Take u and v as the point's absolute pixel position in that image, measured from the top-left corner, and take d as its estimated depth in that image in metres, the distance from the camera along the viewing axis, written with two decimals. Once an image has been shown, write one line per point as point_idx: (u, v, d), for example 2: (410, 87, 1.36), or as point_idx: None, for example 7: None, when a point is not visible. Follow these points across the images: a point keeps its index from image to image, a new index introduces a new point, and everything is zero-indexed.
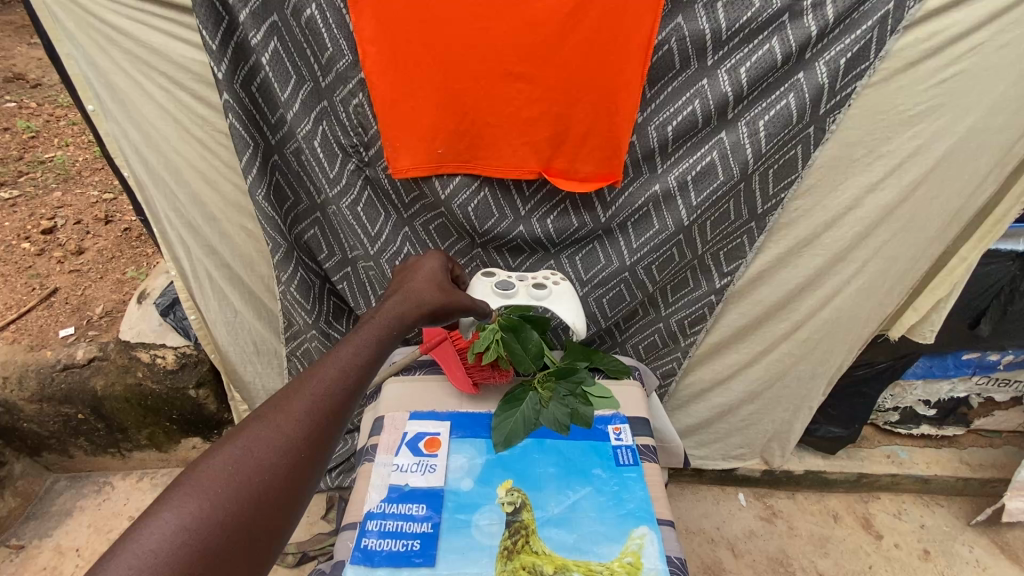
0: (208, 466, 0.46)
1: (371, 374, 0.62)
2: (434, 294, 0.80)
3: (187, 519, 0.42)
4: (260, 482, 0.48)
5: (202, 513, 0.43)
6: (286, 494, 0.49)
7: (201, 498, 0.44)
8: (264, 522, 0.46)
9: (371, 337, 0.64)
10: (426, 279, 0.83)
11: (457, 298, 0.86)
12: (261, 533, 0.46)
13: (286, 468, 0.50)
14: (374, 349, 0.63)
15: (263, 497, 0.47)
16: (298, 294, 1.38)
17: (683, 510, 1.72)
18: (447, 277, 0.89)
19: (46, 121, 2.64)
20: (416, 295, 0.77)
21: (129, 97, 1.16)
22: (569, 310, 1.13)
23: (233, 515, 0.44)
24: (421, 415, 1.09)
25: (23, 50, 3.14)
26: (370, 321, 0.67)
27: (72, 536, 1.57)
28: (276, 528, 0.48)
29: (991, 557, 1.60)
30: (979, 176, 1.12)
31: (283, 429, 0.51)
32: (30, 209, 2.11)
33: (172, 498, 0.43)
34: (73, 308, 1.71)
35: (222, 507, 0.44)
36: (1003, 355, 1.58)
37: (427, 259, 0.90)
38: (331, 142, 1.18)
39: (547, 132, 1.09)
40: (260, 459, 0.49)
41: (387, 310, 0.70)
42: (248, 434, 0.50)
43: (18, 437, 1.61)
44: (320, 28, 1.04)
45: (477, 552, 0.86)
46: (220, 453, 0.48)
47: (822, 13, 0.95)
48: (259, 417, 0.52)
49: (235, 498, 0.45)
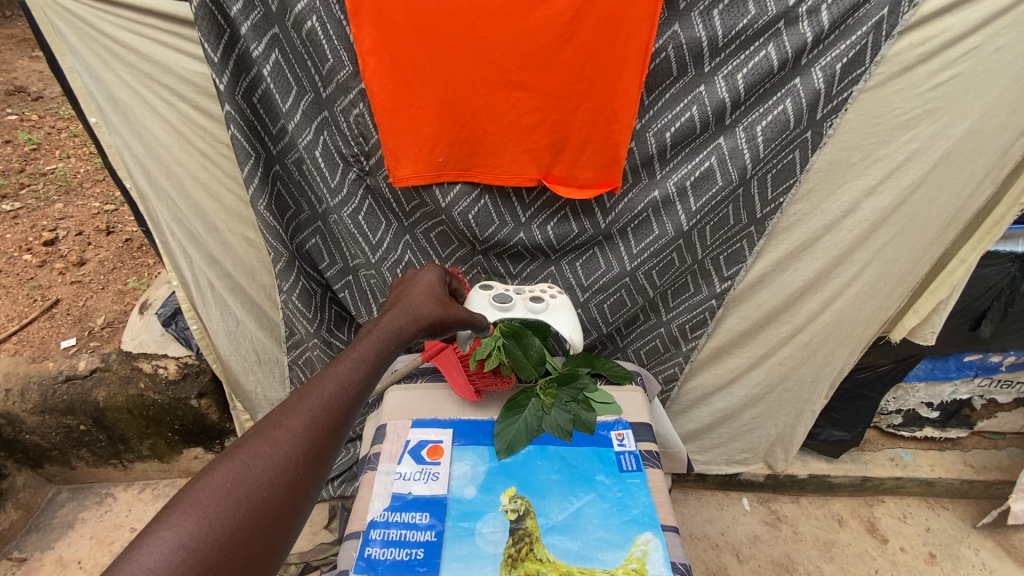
0: (207, 483, 0.46)
1: (370, 389, 0.62)
2: (433, 308, 0.80)
3: (186, 537, 0.42)
4: (258, 499, 0.48)
5: (201, 531, 0.43)
6: (283, 511, 0.49)
7: (199, 516, 0.44)
8: (262, 538, 0.47)
9: (370, 350, 0.64)
10: (424, 293, 0.83)
11: (455, 312, 0.86)
12: (261, 548, 0.46)
13: (285, 485, 0.50)
14: (373, 362, 0.63)
15: (261, 514, 0.47)
16: (299, 303, 1.38)
17: (687, 516, 1.71)
18: (444, 291, 0.89)
19: (47, 133, 2.66)
20: (414, 309, 0.77)
21: (131, 109, 1.17)
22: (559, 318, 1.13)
23: (231, 533, 0.44)
24: (423, 423, 1.09)
25: (25, 64, 3.16)
26: (368, 335, 0.67)
27: (74, 548, 1.56)
28: (275, 544, 0.48)
29: (997, 560, 1.59)
30: (977, 178, 1.12)
31: (282, 445, 0.51)
32: (31, 221, 2.12)
33: (170, 515, 0.43)
34: (75, 319, 1.71)
35: (221, 524, 0.44)
36: (1004, 357, 1.59)
37: (425, 272, 0.91)
38: (332, 152, 1.18)
39: (546, 140, 1.10)
40: (259, 475, 0.49)
41: (386, 324, 0.71)
42: (247, 450, 0.50)
43: (20, 449, 1.60)
44: (320, 39, 1.05)
45: (481, 560, 0.86)
46: (218, 469, 0.48)
47: (817, 20, 0.96)
48: (258, 432, 0.52)
49: (234, 516, 0.45)
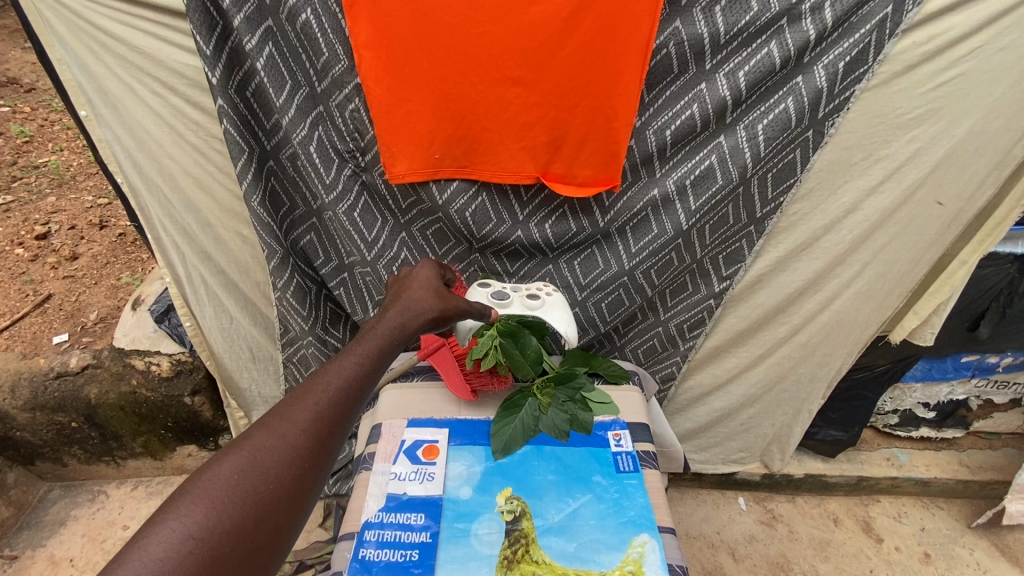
0: (214, 475, 0.46)
1: (373, 383, 0.61)
2: (434, 304, 0.79)
3: (194, 528, 0.42)
4: (265, 492, 0.47)
5: (207, 521, 0.43)
6: (289, 503, 0.48)
7: (206, 507, 0.43)
8: (267, 531, 0.46)
9: (374, 346, 0.63)
10: (422, 287, 0.82)
11: (454, 303, 0.85)
12: (267, 540, 0.46)
13: (291, 478, 0.49)
14: (376, 358, 0.62)
15: (268, 506, 0.47)
16: (294, 300, 1.36)
17: (683, 515, 1.71)
18: (443, 284, 0.88)
19: (40, 125, 2.62)
20: (417, 305, 0.76)
21: (121, 102, 1.14)
22: (553, 313, 1.12)
23: (237, 525, 0.44)
24: (419, 422, 1.08)
25: (16, 55, 3.10)
26: (371, 331, 0.66)
27: (66, 546, 1.55)
28: (281, 537, 0.47)
29: (991, 560, 1.59)
30: (979, 178, 1.11)
31: (287, 438, 0.51)
32: (23, 215, 2.09)
33: (177, 506, 0.43)
34: (67, 314, 1.69)
35: (228, 515, 0.44)
36: (1001, 357, 1.58)
37: (421, 268, 0.89)
38: (327, 147, 1.17)
39: (545, 136, 1.08)
40: (265, 467, 0.48)
41: (388, 321, 0.70)
42: (252, 442, 0.49)
43: (11, 446, 1.59)
44: (315, 33, 1.03)
45: (477, 562, 0.85)
46: (225, 461, 0.47)
47: (821, 17, 0.95)
48: (263, 424, 0.51)
49: (240, 508, 0.45)
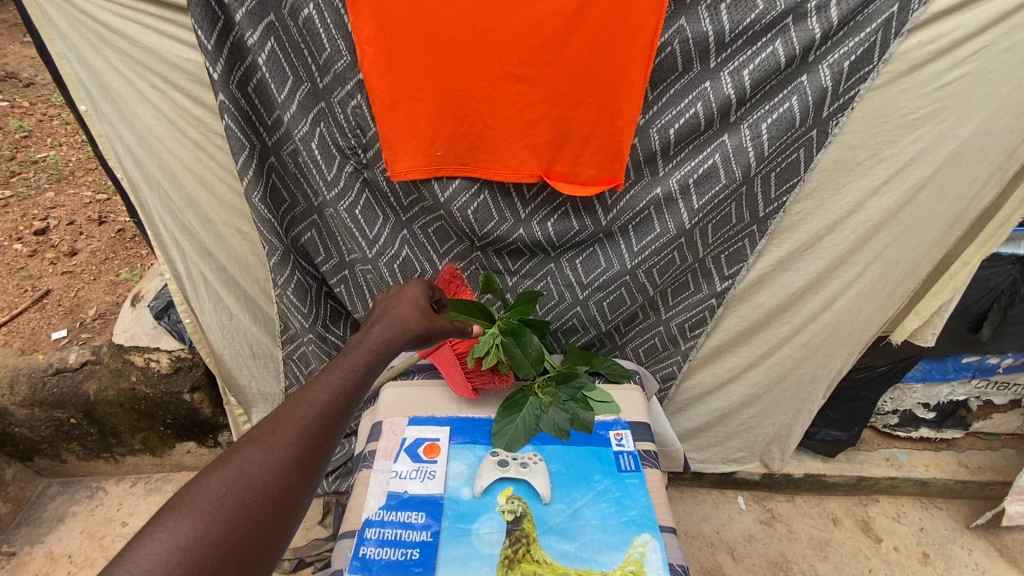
0: (203, 488, 0.48)
1: (358, 399, 0.64)
2: (421, 320, 0.81)
3: (182, 539, 0.44)
4: (253, 502, 0.49)
5: (196, 532, 0.45)
6: (276, 515, 0.51)
7: (196, 517, 0.46)
8: (255, 542, 0.48)
9: (359, 362, 0.66)
10: (411, 303, 0.83)
11: (439, 324, 0.86)
12: (254, 551, 0.48)
13: (277, 490, 0.52)
14: (363, 373, 0.65)
15: (255, 518, 0.49)
16: (295, 297, 1.36)
17: (682, 514, 1.71)
18: (430, 303, 0.89)
19: (39, 120, 2.61)
20: (403, 320, 0.78)
21: (121, 96, 1.14)
22: (542, 480, 0.96)
23: (226, 535, 0.46)
24: (420, 420, 1.08)
25: (15, 49, 3.06)
26: (358, 347, 0.69)
27: (64, 542, 1.55)
28: (268, 547, 0.50)
29: (989, 560, 1.59)
30: (982, 179, 1.11)
31: (275, 450, 0.53)
32: (23, 209, 2.09)
33: (166, 517, 0.45)
34: (66, 310, 1.68)
35: (217, 525, 0.46)
36: (1002, 358, 1.58)
37: (410, 285, 0.89)
38: (329, 144, 1.17)
39: (547, 135, 1.07)
40: (253, 479, 0.50)
41: (374, 336, 0.72)
42: (241, 456, 0.52)
43: (10, 441, 1.59)
44: (317, 28, 1.03)
45: (477, 562, 0.84)
46: (214, 475, 0.50)
47: (827, 16, 0.94)
48: (252, 438, 0.54)
49: (229, 519, 0.47)
